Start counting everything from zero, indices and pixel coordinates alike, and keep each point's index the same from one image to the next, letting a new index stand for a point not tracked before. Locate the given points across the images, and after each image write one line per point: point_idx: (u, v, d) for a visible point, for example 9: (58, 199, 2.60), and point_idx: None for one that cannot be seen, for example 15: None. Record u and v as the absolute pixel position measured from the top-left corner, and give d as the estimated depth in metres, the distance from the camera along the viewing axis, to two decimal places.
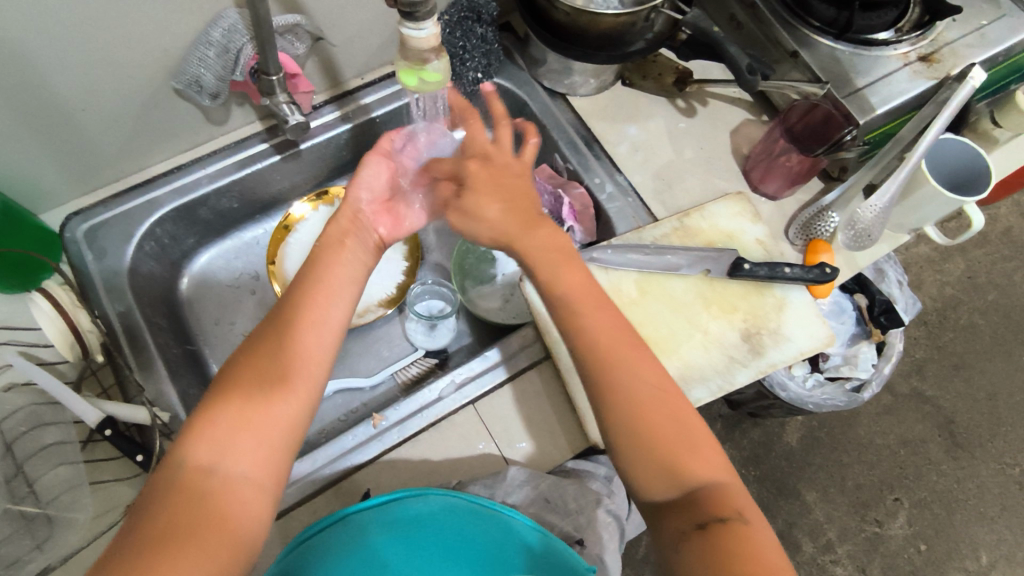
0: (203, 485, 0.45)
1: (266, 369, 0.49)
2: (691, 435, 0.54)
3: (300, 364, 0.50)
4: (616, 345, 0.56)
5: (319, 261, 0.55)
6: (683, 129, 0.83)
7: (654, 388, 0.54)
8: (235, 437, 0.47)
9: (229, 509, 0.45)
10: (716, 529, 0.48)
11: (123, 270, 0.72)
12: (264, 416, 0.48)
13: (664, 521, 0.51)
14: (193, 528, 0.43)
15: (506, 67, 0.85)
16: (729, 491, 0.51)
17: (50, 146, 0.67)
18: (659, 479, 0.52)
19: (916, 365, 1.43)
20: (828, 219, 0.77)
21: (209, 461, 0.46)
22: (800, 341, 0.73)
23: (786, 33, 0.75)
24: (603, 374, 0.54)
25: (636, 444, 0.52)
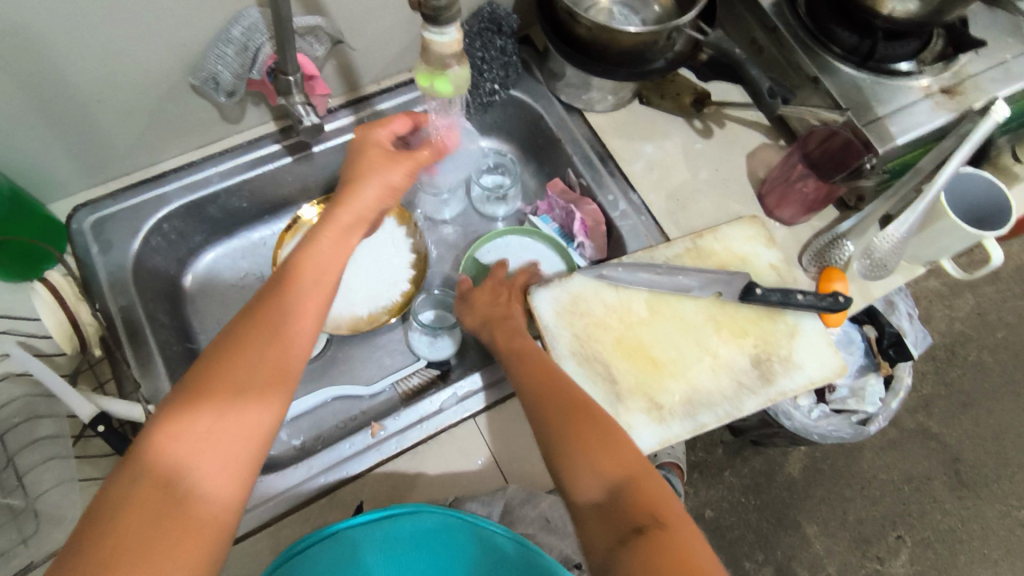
0: (161, 503, 0.41)
1: (240, 378, 0.46)
2: (609, 437, 0.54)
3: (277, 375, 0.48)
4: (544, 380, 0.59)
5: (301, 264, 0.53)
6: (699, 150, 0.83)
7: (583, 406, 0.57)
8: (201, 451, 0.43)
9: (192, 529, 0.41)
10: (637, 538, 0.47)
11: (127, 264, 0.71)
12: (237, 428, 0.45)
13: (592, 531, 0.49)
14: (151, 549, 0.39)
15: (524, 80, 0.85)
16: (652, 491, 0.51)
17: (63, 136, 0.67)
18: (585, 484, 0.52)
19: (923, 401, 1.41)
20: (844, 247, 0.76)
21: (169, 477, 0.42)
22: (811, 368, 0.71)
23: (808, 59, 0.74)
24: (533, 396, 0.58)
25: (563, 456, 0.53)
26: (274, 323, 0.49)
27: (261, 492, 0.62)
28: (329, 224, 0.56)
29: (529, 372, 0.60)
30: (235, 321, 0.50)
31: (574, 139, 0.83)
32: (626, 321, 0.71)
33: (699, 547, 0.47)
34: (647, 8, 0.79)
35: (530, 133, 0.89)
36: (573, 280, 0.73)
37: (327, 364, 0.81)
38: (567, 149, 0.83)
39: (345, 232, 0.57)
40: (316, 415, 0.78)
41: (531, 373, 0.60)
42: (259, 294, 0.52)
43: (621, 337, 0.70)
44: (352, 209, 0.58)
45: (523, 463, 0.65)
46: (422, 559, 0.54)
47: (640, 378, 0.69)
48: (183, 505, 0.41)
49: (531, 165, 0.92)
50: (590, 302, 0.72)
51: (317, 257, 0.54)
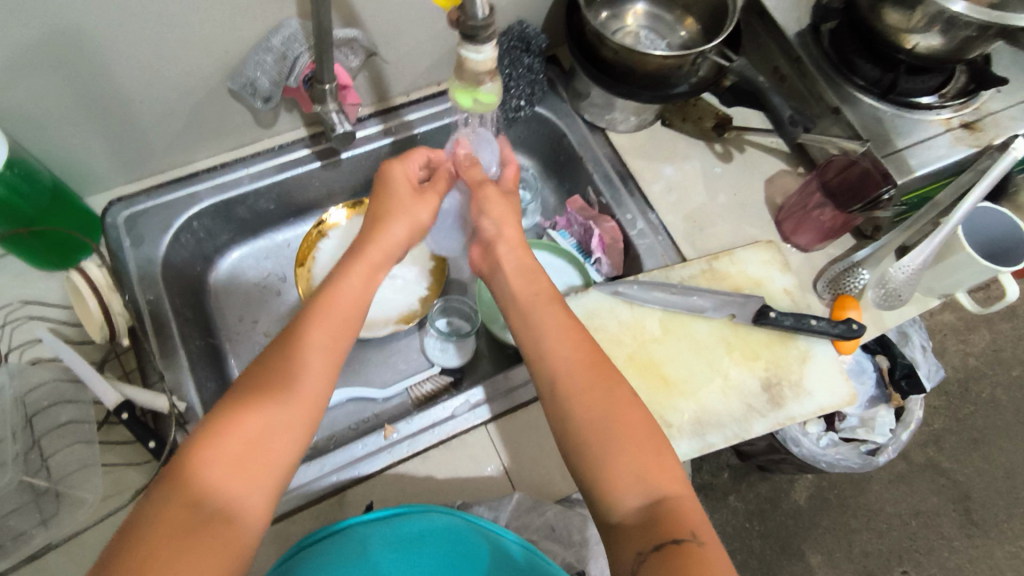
0: (190, 523, 0.42)
1: (274, 402, 0.48)
2: (658, 444, 0.51)
3: (305, 402, 0.50)
4: (593, 366, 0.55)
5: (329, 294, 0.56)
6: (718, 174, 0.84)
7: (625, 394, 0.54)
8: (230, 473, 0.45)
9: (218, 548, 0.42)
10: (672, 552, 0.44)
11: (157, 258, 0.73)
12: (265, 451, 0.47)
13: (620, 539, 0.47)
14: (179, 564, 0.40)
15: (549, 98, 0.87)
16: (691, 506, 0.48)
17: (105, 133, 0.70)
18: (623, 487, 0.49)
19: (934, 435, 1.40)
20: (859, 276, 0.76)
21: (200, 498, 0.43)
22: (822, 395, 0.72)
23: (830, 89, 0.76)
24: (581, 380, 0.54)
25: (605, 453, 0.50)
26: (299, 350, 0.51)
27: None
28: (354, 259, 0.60)
29: (579, 352, 0.56)
30: (262, 351, 0.52)
31: (596, 157, 0.85)
32: (639, 338, 0.72)
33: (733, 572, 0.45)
34: (673, 33, 0.81)
35: (553, 150, 0.90)
36: (589, 295, 0.74)
37: (342, 366, 0.83)
38: (588, 167, 0.85)
39: (374, 270, 0.61)
40: (331, 415, 0.79)
41: (579, 351, 0.56)
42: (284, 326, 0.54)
43: (633, 354, 0.71)
44: (379, 248, 0.62)
45: (532, 472, 0.66)
46: (436, 555, 0.55)
47: (651, 395, 0.70)
48: (211, 524, 0.42)
49: (552, 181, 0.93)
50: (605, 318, 0.73)
51: (354, 299, 0.57)
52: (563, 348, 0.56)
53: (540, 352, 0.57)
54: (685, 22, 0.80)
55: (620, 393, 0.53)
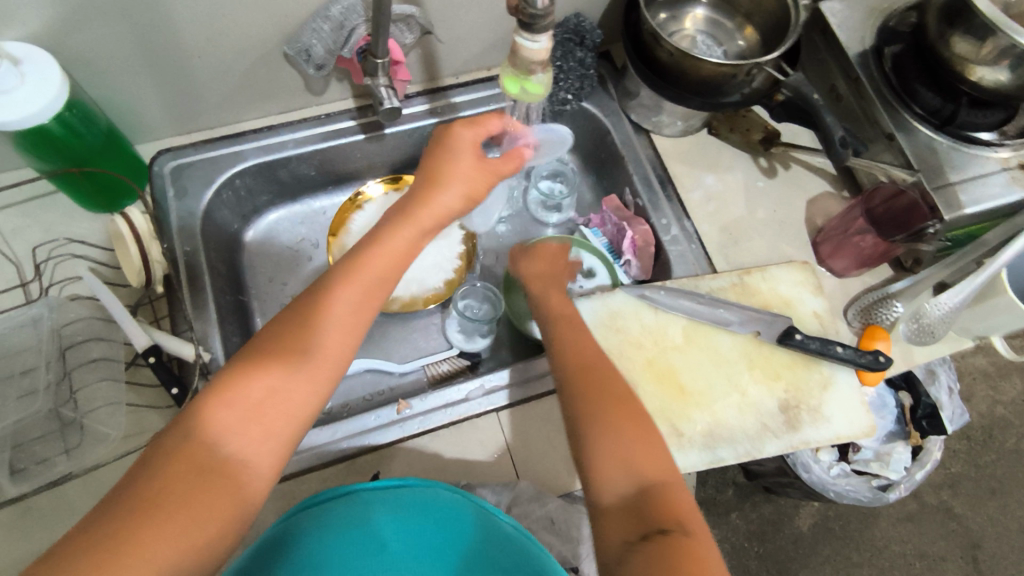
0: (202, 466, 0.43)
1: (294, 360, 0.49)
2: (649, 442, 0.54)
3: (324, 363, 0.50)
4: (594, 371, 0.59)
5: (368, 253, 0.54)
6: (760, 188, 0.83)
7: (624, 394, 0.57)
8: (245, 422, 0.46)
9: (228, 489, 0.44)
10: (659, 540, 0.46)
11: (198, 212, 0.75)
12: (282, 403, 0.48)
13: (609, 525, 0.49)
14: (189, 504, 0.42)
15: (597, 93, 0.86)
16: (678, 499, 0.50)
17: (161, 85, 0.72)
18: (613, 477, 0.51)
19: (950, 479, 1.37)
20: (892, 308, 0.74)
21: (214, 443, 0.45)
22: (840, 423, 0.71)
23: (887, 115, 0.74)
24: (579, 378, 0.58)
25: (598, 446, 0.53)
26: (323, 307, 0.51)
27: None
28: (407, 223, 0.57)
29: (580, 358, 0.61)
30: (294, 301, 0.52)
31: (637, 158, 0.84)
32: (659, 343, 0.72)
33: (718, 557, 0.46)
34: (731, 41, 0.79)
35: (595, 147, 0.90)
36: (615, 296, 0.74)
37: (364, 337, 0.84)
38: (628, 168, 0.84)
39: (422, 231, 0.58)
40: (346, 384, 0.80)
41: (584, 358, 0.61)
42: (319, 279, 0.54)
43: (652, 359, 0.71)
44: (430, 212, 0.58)
45: (539, 464, 0.67)
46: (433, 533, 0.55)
47: (665, 402, 0.69)
48: (222, 471, 0.44)
49: (591, 177, 0.93)
50: (627, 320, 0.73)
51: (390, 260, 0.55)
52: (569, 350, 0.62)
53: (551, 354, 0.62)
54: (744, 30, 0.79)
55: (615, 391, 0.57)
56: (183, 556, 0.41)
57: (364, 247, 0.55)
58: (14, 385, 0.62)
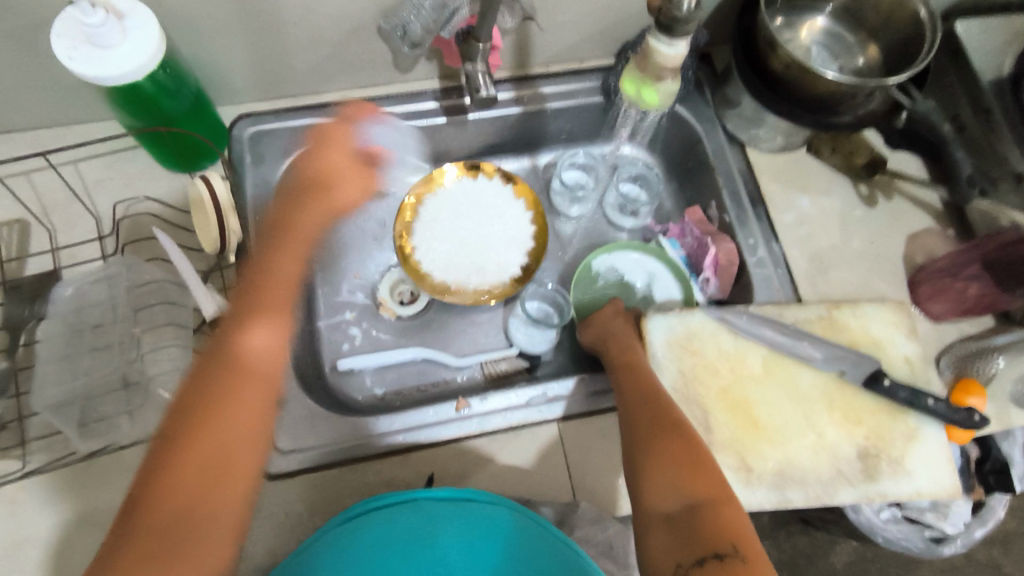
0: (228, 444, 0.53)
1: (261, 332, 0.59)
2: (700, 458, 0.55)
3: (279, 321, 0.61)
4: (648, 391, 0.60)
5: (292, 241, 0.69)
6: (857, 217, 0.78)
7: (671, 411, 0.58)
8: (245, 396, 0.55)
9: (211, 535, 0.49)
10: (712, 565, 0.46)
11: (272, 181, 0.75)
12: (213, 487, 0.51)
13: (658, 546, 0.49)
14: (204, 478, 0.51)
15: (693, 98, 0.81)
16: (731, 517, 0.50)
17: (252, 50, 0.70)
18: (665, 494, 0.52)
19: (1004, 535, 1.29)
20: (992, 362, 0.68)
21: (224, 422, 0.54)
22: (922, 479, 0.66)
23: (1018, 151, 0.68)
24: (627, 398, 0.60)
25: (650, 464, 0.54)
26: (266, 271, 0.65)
27: (345, 433, 0.64)
28: (256, 307, 0.61)
29: (636, 379, 0.62)
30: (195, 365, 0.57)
31: (728, 171, 0.79)
32: (737, 372, 0.68)
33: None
34: (848, 57, 0.74)
35: (681, 153, 0.85)
36: (694, 316, 0.70)
37: (424, 326, 0.82)
38: (717, 180, 0.79)
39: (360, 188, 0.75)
40: (401, 371, 0.79)
41: (636, 382, 0.62)
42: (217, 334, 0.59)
43: (728, 389, 0.67)
44: (267, 288, 0.63)
45: (598, 483, 0.64)
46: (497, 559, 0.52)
47: (737, 434, 0.66)
48: (185, 534, 0.48)
49: (673, 185, 0.88)
50: (705, 342, 0.69)
51: (301, 234, 0.69)
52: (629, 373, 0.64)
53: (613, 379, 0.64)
54: (867, 48, 0.73)
55: (666, 405, 0.59)
56: (206, 527, 0.50)
57: (302, 214, 0.71)
58: (87, 338, 0.63)
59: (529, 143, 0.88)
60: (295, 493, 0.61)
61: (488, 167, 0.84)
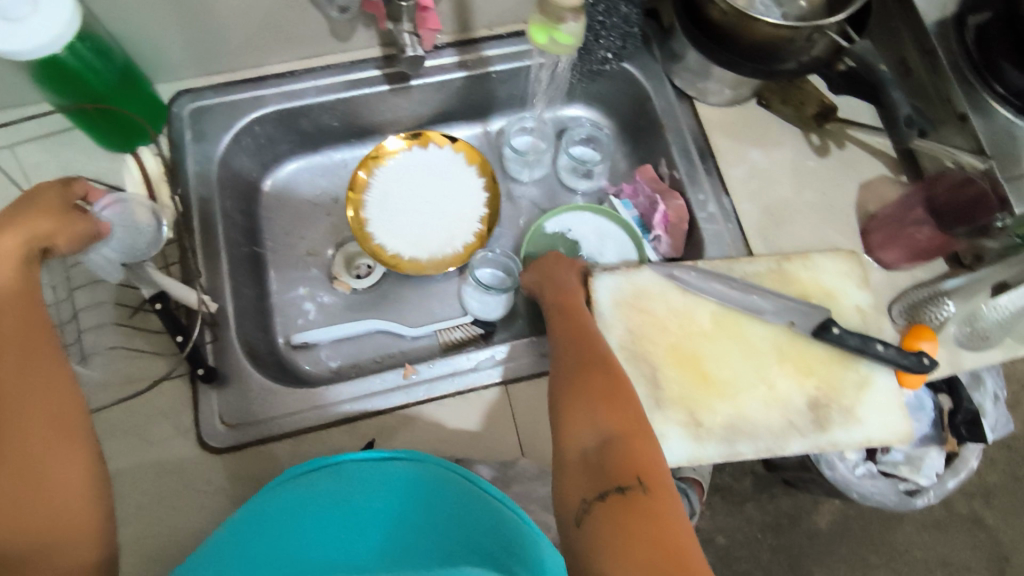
0: (36, 443, 0.42)
1: (7, 339, 0.45)
2: (619, 398, 0.54)
3: (33, 306, 0.48)
4: (578, 341, 0.60)
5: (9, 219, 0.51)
6: (810, 167, 0.76)
7: (595, 355, 0.58)
8: (40, 354, 0.46)
9: (63, 481, 0.42)
10: (615, 499, 0.44)
11: (215, 157, 0.74)
12: (40, 425, 0.43)
13: (568, 484, 0.47)
14: (23, 488, 0.41)
15: (640, 55, 0.80)
16: (644, 452, 0.48)
17: (181, 22, 0.69)
18: (579, 432, 0.51)
19: (985, 488, 1.30)
20: (943, 307, 0.67)
21: (25, 410, 0.43)
22: (873, 426, 0.66)
23: (961, 92, 0.67)
24: (560, 347, 0.60)
25: (568, 405, 0.53)
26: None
27: (291, 404, 0.64)
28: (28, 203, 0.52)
29: (573, 332, 0.62)
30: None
31: (677, 127, 0.78)
32: (686, 329, 0.67)
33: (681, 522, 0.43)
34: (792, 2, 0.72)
35: (633, 112, 0.84)
36: (641, 274, 0.69)
37: (378, 298, 0.82)
38: (667, 137, 0.78)
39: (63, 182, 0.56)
40: (357, 344, 0.79)
41: (572, 334, 0.62)
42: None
43: (676, 345, 0.67)
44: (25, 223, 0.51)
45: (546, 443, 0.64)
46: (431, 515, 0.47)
47: (686, 390, 0.65)
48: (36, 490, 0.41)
49: (626, 146, 0.87)
50: (653, 300, 0.68)
51: (29, 228, 0.51)
52: (560, 321, 0.64)
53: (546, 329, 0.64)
54: None
55: (591, 354, 0.58)
56: (63, 525, 0.41)
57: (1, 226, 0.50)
58: None
59: (479, 111, 0.87)
60: (241, 466, 0.61)
61: (437, 136, 0.83)
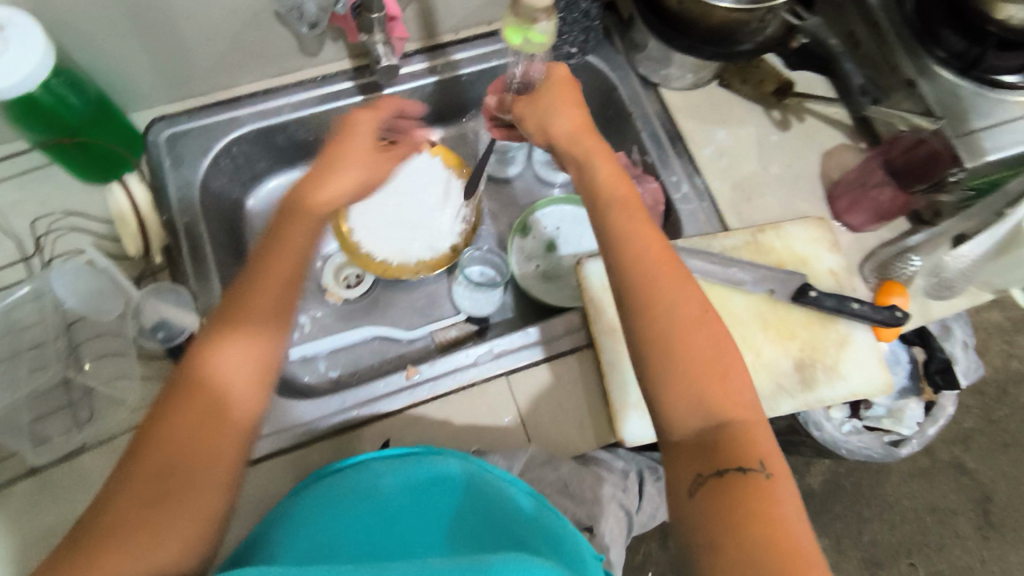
0: (196, 456, 0.47)
1: (220, 358, 0.50)
2: (727, 364, 0.52)
3: (269, 345, 0.52)
4: (665, 280, 0.54)
5: (275, 263, 0.55)
6: (774, 142, 0.80)
7: (690, 305, 0.53)
8: (237, 386, 0.50)
9: (187, 503, 0.45)
10: (735, 480, 0.47)
11: (195, 181, 0.74)
12: (207, 440, 0.48)
13: (681, 458, 0.50)
14: (161, 501, 0.45)
15: (603, 47, 0.83)
16: (756, 436, 0.49)
17: (150, 49, 0.69)
18: (687, 408, 0.50)
19: (963, 434, 1.36)
20: (910, 262, 0.71)
21: (200, 430, 0.47)
22: (855, 380, 0.70)
23: (908, 60, 0.71)
24: (644, 294, 0.53)
25: (670, 374, 0.51)
26: (252, 306, 0.53)
27: (296, 416, 0.65)
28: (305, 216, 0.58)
29: (663, 260, 0.55)
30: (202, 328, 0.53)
31: (645, 114, 0.81)
32: None
33: (797, 507, 0.46)
34: None
35: (601, 104, 0.87)
36: None
37: (371, 305, 0.83)
38: (636, 124, 0.81)
39: (314, 224, 0.59)
40: (354, 352, 0.80)
41: (664, 270, 0.54)
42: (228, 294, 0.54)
43: None
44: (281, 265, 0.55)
45: (548, 427, 0.66)
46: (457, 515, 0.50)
47: None
48: (168, 497, 0.45)
49: None
50: None
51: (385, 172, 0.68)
52: (633, 254, 0.55)
53: (608, 265, 0.56)
54: None
55: (690, 302, 0.53)
56: (169, 547, 0.43)
57: (294, 219, 0.58)
58: (25, 359, 0.62)
59: (452, 113, 0.89)
60: (257, 482, 0.62)
61: None
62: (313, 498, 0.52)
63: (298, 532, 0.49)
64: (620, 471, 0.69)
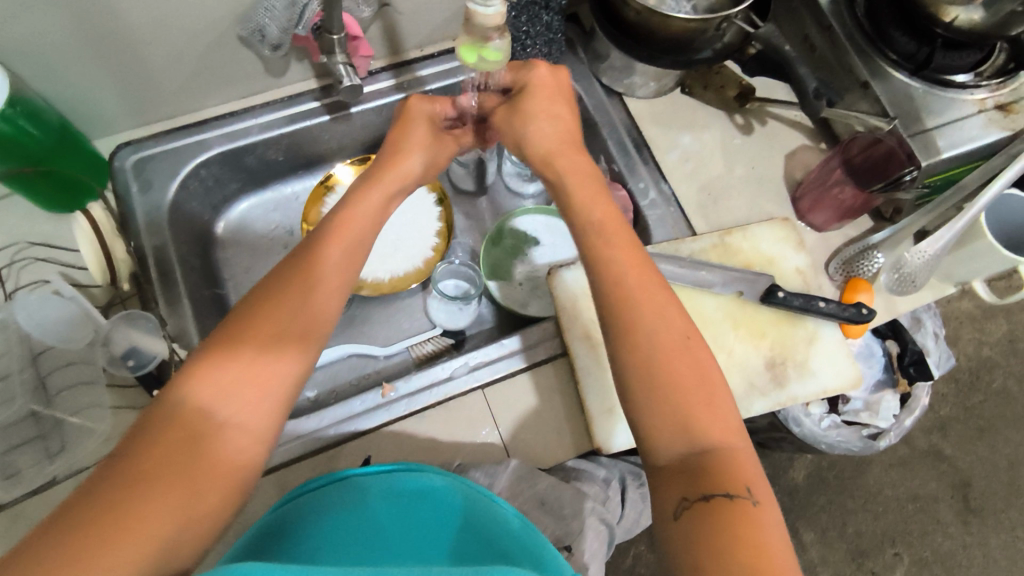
0: (231, 416, 0.46)
1: (266, 323, 0.49)
2: (712, 389, 0.50)
3: (313, 315, 0.51)
4: (647, 298, 0.53)
5: (323, 251, 0.54)
6: (737, 145, 0.82)
7: (676, 328, 0.52)
8: (282, 354, 0.49)
9: (217, 462, 0.44)
10: (722, 506, 0.44)
11: (164, 205, 0.73)
12: (244, 399, 0.46)
13: (664, 484, 0.47)
14: (194, 453, 0.43)
15: (567, 59, 0.84)
16: (741, 462, 0.47)
17: (112, 75, 0.69)
18: (670, 431, 0.48)
19: (939, 422, 1.39)
20: (874, 259, 0.74)
21: (236, 391, 0.46)
22: (826, 376, 0.71)
23: (860, 61, 0.72)
24: (627, 313, 0.52)
25: (653, 395, 0.49)
26: (305, 290, 0.51)
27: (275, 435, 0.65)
28: (372, 187, 0.60)
29: (646, 279, 0.54)
30: (252, 290, 0.51)
31: (611, 123, 0.82)
32: None
33: (783, 536, 0.44)
34: None
35: None
36: None
37: (347, 322, 0.83)
38: (603, 133, 0.83)
39: (390, 194, 0.61)
40: (332, 369, 0.80)
41: (647, 287, 0.53)
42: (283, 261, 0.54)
43: None
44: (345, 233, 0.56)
45: (525, 438, 0.67)
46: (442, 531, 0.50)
47: None
48: (204, 447, 0.44)
49: None
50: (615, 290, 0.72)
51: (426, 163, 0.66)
52: (614, 273, 0.54)
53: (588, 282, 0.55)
54: None
55: (675, 324, 0.52)
56: (197, 504, 0.42)
57: (361, 191, 0.60)
58: None
59: None
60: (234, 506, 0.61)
61: None
62: (294, 515, 0.51)
63: (281, 545, 0.47)
64: (603, 480, 0.69)
